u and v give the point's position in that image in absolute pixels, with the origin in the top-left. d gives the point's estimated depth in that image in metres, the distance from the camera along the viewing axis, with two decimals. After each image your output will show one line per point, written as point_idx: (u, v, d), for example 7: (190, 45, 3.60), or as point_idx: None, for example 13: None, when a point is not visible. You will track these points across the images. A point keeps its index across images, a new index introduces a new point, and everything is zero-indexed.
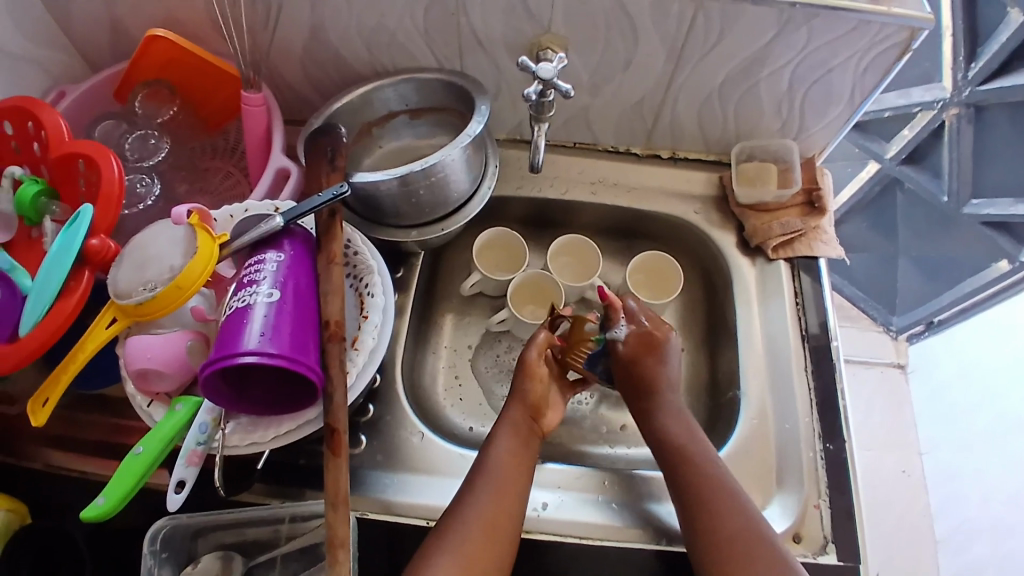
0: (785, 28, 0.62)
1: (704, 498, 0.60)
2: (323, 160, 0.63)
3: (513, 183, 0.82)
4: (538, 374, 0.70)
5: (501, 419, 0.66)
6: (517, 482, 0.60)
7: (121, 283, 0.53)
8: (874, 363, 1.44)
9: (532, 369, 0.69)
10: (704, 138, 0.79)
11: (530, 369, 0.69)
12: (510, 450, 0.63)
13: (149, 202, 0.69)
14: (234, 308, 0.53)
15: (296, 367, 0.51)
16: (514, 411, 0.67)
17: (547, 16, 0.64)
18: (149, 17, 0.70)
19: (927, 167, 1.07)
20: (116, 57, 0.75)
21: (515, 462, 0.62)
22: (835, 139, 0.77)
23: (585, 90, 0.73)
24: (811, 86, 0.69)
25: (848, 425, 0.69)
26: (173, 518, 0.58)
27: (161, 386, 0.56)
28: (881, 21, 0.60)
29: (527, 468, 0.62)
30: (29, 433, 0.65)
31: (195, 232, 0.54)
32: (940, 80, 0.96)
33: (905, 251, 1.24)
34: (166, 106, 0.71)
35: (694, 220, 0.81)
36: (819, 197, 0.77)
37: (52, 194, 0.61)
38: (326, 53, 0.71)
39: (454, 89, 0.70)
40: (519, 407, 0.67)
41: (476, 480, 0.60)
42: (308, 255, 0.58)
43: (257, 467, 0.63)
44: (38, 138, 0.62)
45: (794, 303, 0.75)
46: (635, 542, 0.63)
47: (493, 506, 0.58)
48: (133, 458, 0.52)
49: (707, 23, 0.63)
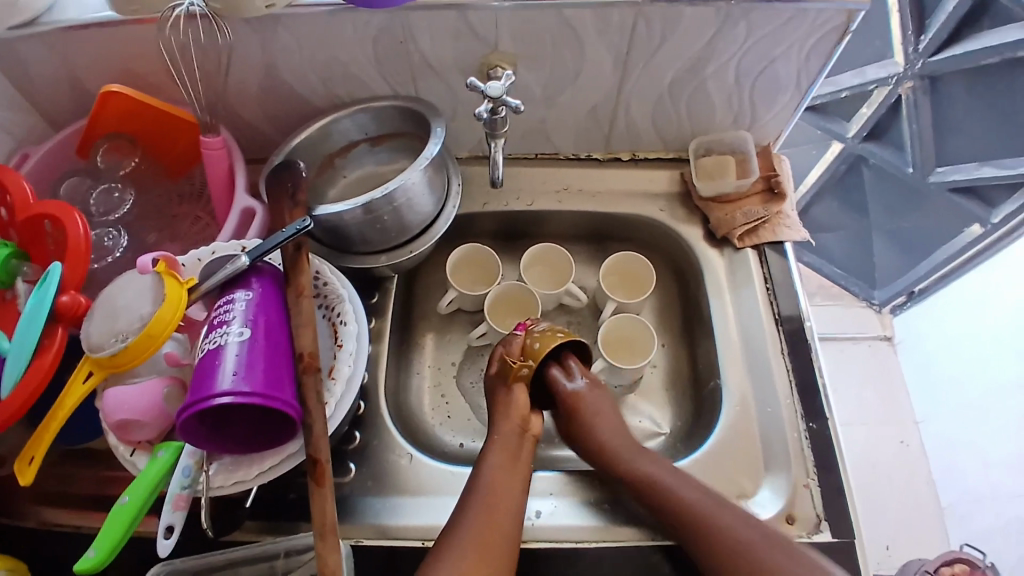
0: (725, 25, 0.64)
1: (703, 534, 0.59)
2: (285, 196, 0.63)
3: (480, 199, 0.83)
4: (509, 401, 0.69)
5: (490, 439, 0.66)
6: (505, 517, 0.59)
7: (94, 336, 0.53)
8: (861, 338, 1.45)
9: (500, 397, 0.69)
10: (661, 138, 0.81)
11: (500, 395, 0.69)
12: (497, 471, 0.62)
13: (118, 254, 0.70)
14: (206, 350, 0.54)
15: (271, 403, 0.52)
16: (501, 428, 0.66)
17: (493, 35, 0.65)
18: (103, 72, 0.71)
19: (890, 142, 1.09)
20: (75, 114, 0.76)
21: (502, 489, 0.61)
22: (787, 126, 0.79)
23: (539, 102, 0.75)
24: (758, 76, 0.71)
25: (829, 403, 0.70)
26: (168, 563, 0.58)
27: (141, 435, 0.56)
28: (817, 7, 0.62)
29: (517, 499, 0.61)
30: (16, 495, 0.65)
31: (163, 279, 0.55)
32: (892, 56, 0.98)
33: (878, 225, 1.25)
34: (128, 158, 0.72)
35: (660, 217, 0.82)
36: (778, 183, 0.78)
37: (22, 255, 0.61)
38: (281, 90, 0.73)
39: (411, 114, 0.71)
40: (506, 419, 0.67)
41: (463, 506, 0.60)
42: (278, 291, 0.59)
43: (245, 505, 0.63)
44: (5, 203, 0.62)
45: (764, 289, 0.76)
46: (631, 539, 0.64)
47: (477, 525, 0.58)
48: (119, 510, 0.52)
49: (648, 27, 0.64)
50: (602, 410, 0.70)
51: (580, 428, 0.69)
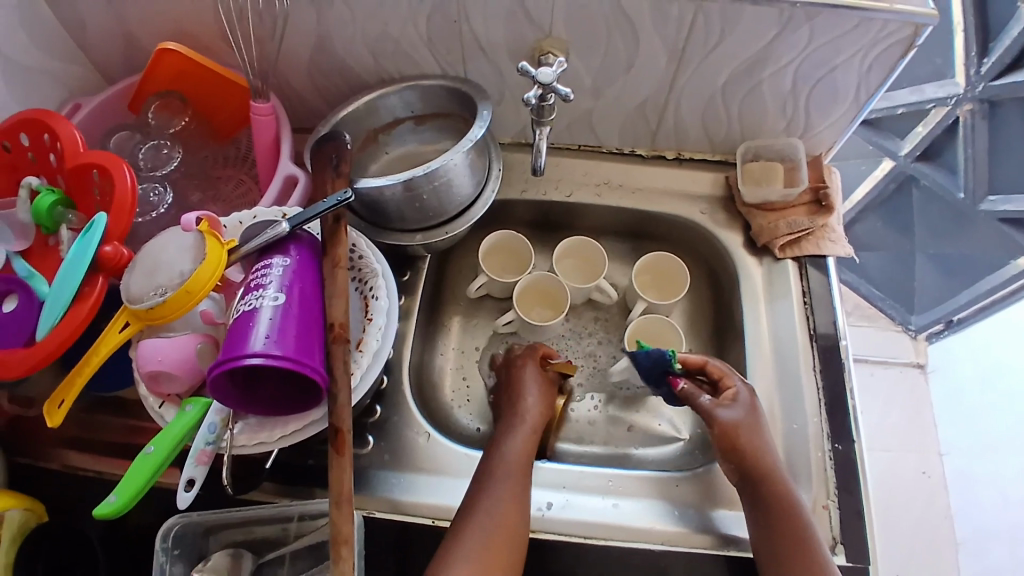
0: (787, 28, 0.62)
1: (782, 542, 0.59)
2: (326, 166, 0.63)
3: (518, 186, 0.83)
4: (536, 391, 0.72)
5: (501, 434, 0.68)
6: (516, 519, 0.60)
7: (133, 289, 0.55)
8: (893, 363, 1.41)
9: (525, 389, 0.72)
10: (709, 138, 0.79)
11: (528, 386, 0.72)
12: (507, 485, 0.61)
13: (162, 210, 0.71)
14: (242, 311, 0.54)
15: (302, 369, 0.53)
16: (513, 442, 0.66)
17: (547, 20, 0.65)
18: (159, 30, 0.72)
19: (943, 164, 1.05)
20: (128, 69, 0.77)
21: (510, 498, 0.61)
22: (842, 136, 0.76)
23: (587, 92, 0.74)
24: (816, 83, 0.69)
25: (858, 424, 0.68)
26: (185, 516, 0.60)
27: (171, 388, 0.57)
28: (884, 17, 0.60)
29: (521, 505, 0.61)
30: (45, 436, 0.68)
31: (204, 239, 0.56)
32: (952, 76, 0.95)
33: (922, 248, 1.21)
34: (178, 117, 0.73)
35: (700, 220, 0.81)
36: (826, 195, 0.76)
37: (68, 203, 0.63)
38: (331, 62, 0.73)
39: (458, 95, 0.71)
40: (524, 424, 0.69)
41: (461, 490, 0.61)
42: (314, 260, 0.59)
43: (264, 467, 0.64)
44: (54, 150, 0.63)
45: (802, 303, 0.75)
46: (701, 547, 0.64)
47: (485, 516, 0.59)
48: (144, 458, 0.53)
49: (707, 23, 0.63)
50: (761, 449, 0.64)
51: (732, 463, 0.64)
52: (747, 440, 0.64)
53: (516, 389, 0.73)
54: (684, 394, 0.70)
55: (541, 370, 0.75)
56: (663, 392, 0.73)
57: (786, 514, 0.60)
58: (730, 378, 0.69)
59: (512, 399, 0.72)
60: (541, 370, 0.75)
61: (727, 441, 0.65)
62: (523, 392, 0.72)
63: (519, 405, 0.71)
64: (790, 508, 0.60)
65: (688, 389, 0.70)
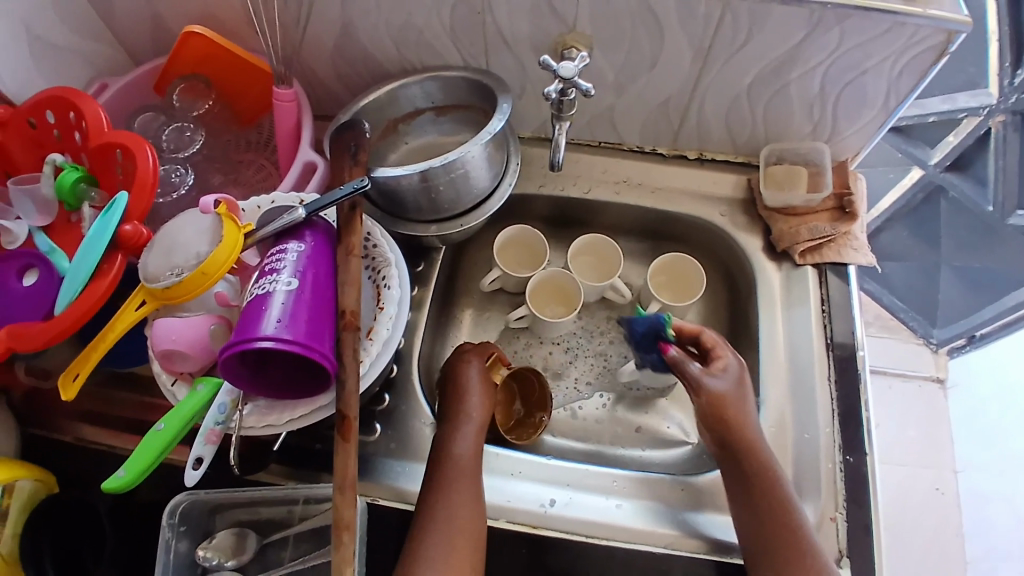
0: (816, 29, 0.61)
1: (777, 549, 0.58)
2: (345, 155, 0.63)
3: (537, 181, 0.82)
4: (478, 396, 0.67)
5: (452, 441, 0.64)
6: (476, 515, 0.60)
7: (150, 268, 0.55)
8: (912, 377, 1.38)
9: (468, 393, 0.67)
10: (732, 140, 0.78)
11: (472, 390, 0.68)
12: (467, 497, 0.60)
13: (182, 191, 0.72)
14: (255, 295, 0.55)
15: (311, 355, 0.53)
16: (469, 444, 0.64)
17: (571, 14, 0.64)
18: (186, 13, 0.73)
19: (972, 175, 1.02)
20: (156, 51, 0.79)
21: (470, 495, 0.61)
22: (870, 142, 0.74)
23: (610, 88, 0.73)
24: (844, 87, 0.67)
25: (871, 436, 0.67)
26: (193, 493, 0.61)
27: (184, 367, 0.58)
28: (916, 23, 0.58)
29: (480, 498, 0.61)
30: (61, 409, 0.69)
31: (222, 222, 0.57)
32: (986, 86, 0.92)
33: (948, 261, 1.18)
34: (202, 99, 0.74)
35: (719, 222, 0.79)
36: (850, 202, 0.74)
37: (91, 180, 0.64)
38: (355, 50, 0.73)
39: (479, 88, 0.71)
40: (471, 427, 0.65)
41: (455, 481, 0.61)
42: (328, 247, 0.60)
43: (272, 448, 0.66)
44: (79, 128, 0.64)
45: (820, 311, 0.73)
46: (696, 551, 0.63)
47: (475, 511, 0.60)
48: (154, 435, 0.54)
49: (735, 21, 0.61)
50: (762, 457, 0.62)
51: (730, 470, 0.63)
52: (733, 413, 0.64)
53: (458, 391, 0.68)
54: (673, 361, 0.68)
55: (484, 371, 0.70)
56: (654, 359, 0.73)
57: (783, 520, 0.59)
58: (722, 349, 0.68)
59: (452, 402, 0.67)
60: (483, 373, 0.69)
61: (715, 414, 0.64)
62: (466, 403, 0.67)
63: (461, 410, 0.66)
64: (783, 517, 0.59)
65: (676, 353, 0.68)
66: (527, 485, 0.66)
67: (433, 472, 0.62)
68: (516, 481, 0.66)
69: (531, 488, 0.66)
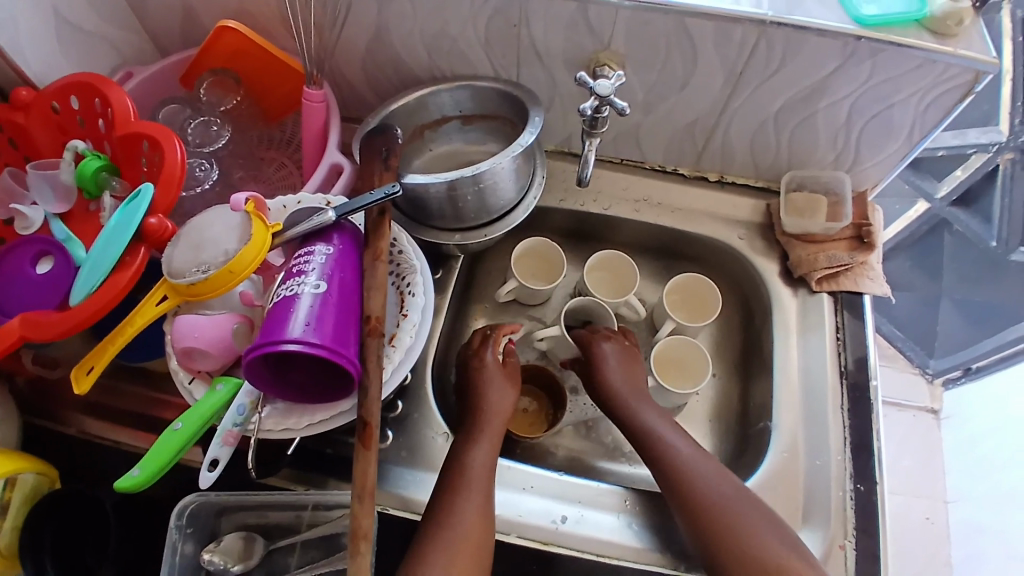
0: (848, 61, 0.62)
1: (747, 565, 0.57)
2: (375, 159, 0.63)
3: (558, 195, 0.82)
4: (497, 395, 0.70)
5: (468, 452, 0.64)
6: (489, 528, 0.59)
7: (176, 264, 0.54)
8: (907, 406, 1.39)
9: (484, 398, 0.70)
10: (754, 164, 0.79)
11: (488, 390, 0.70)
12: (478, 509, 0.59)
13: (207, 186, 0.72)
14: (282, 296, 0.55)
15: (336, 359, 0.52)
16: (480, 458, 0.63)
17: (607, 33, 0.64)
18: (219, 7, 0.72)
19: (978, 212, 1.04)
20: (183, 43, 0.78)
21: (484, 504, 0.60)
22: (889, 175, 0.75)
23: (638, 107, 0.73)
24: (869, 120, 0.68)
25: (882, 466, 0.68)
26: (202, 495, 0.60)
27: (202, 365, 0.57)
28: (947, 60, 0.59)
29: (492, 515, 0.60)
30: (65, 399, 0.68)
31: (251, 219, 0.56)
32: (997, 123, 0.93)
33: (949, 293, 1.20)
34: (231, 95, 0.73)
35: (738, 245, 0.80)
36: (869, 233, 0.75)
37: (113, 170, 0.63)
38: (386, 54, 0.73)
39: (509, 99, 0.71)
40: (485, 439, 0.66)
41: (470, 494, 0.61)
42: (355, 251, 0.59)
43: (286, 452, 0.65)
44: (105, 116, 0.63)
45: (834, 338, 0.74)
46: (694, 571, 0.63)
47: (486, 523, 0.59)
48: (171, 434, 0.53)
49: (769, 50, 0.62)
50: (720, 480, 0.62)
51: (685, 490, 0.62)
52: None
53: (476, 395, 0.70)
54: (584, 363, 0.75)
55: (501, 367, 0.73)
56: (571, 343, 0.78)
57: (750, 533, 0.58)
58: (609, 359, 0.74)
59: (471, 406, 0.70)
60: (501, 364, 0.73)
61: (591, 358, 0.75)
62: (483, 399, 0.69)
63: (478, 417, 0.68)
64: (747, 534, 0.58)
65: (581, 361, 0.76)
66: (538, 501, 0.66)
67: (446, 485, 0.61)
68: (527, 496, 0.66)
69: (542, 504, 0.66)
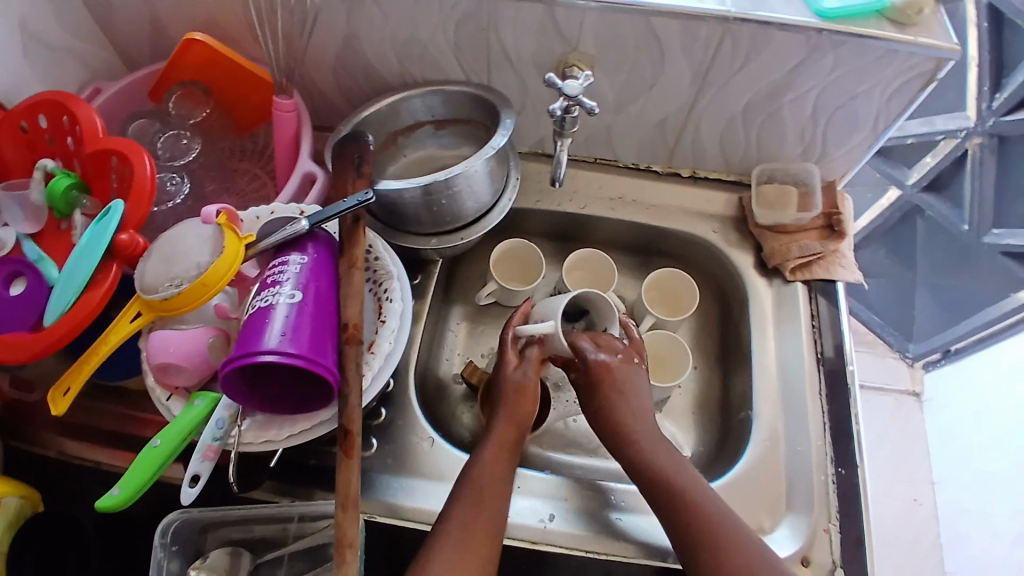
0: (811, 55, 0.63)
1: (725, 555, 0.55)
2: (348, 167, 0.63)
3: (533, 197, 0.83)
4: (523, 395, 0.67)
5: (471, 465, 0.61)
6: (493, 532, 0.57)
7: (147, 279, 0.54)
8: (889, 390, 1.42)
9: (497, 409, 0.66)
10: (725, 159, 0.80)
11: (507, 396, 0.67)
12: (470, 512, 0.57)
13: (178, 201, 0.70)
14: (257, 308, 0.54)
15: (314, 368, 0.52)
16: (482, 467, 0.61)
17: (576, 35, 0.65)
18: (186, 20, 0.72)
19: (949, 197, 1.07)
20: (152, 57, 0.78)
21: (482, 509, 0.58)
22: (856, 165, 0.77)
23: (609, 107, 0.74)
24: (835, 112, 0.69)
25: (861, 450, 0.69)
26: (185, 512, 0.59)
27: (179, 380, 0.57)
28: (907, 50, 0.60)
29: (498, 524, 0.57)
30: (43, 422, 0.67)
31: (222, 231, 0.56)
32: (964, 110, 0.96)
33: (924, 278, 1.22)
34: (201, 107, 0.73)
35: (713, 238, 0.81)
36: (839, 221, 0.77)
37: (83, 187, 0.62)
38: (356, 62, 0.73)
39: (481, 103, 0.71)
40: (491, 451, 0.63)
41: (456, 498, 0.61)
42: (330, 260, 0.59)
43: (269, 464, 0.64)
44: (73, 133, 0.62)
45: (809, 327, 0.75)
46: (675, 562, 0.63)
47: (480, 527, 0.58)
48: (151, 451, 0.53)
49: (735, 46, 0.63)
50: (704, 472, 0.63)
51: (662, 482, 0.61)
52: (610, 399, 0.66)
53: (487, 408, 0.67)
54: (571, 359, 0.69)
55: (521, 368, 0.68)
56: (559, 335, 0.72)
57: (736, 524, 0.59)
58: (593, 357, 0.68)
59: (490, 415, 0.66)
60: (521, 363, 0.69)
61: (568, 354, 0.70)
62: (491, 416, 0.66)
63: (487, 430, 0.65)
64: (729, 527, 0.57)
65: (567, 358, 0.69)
66: (525, 501, 0.66)
67: None
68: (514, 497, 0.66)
69: (529, 504, 0.66)
